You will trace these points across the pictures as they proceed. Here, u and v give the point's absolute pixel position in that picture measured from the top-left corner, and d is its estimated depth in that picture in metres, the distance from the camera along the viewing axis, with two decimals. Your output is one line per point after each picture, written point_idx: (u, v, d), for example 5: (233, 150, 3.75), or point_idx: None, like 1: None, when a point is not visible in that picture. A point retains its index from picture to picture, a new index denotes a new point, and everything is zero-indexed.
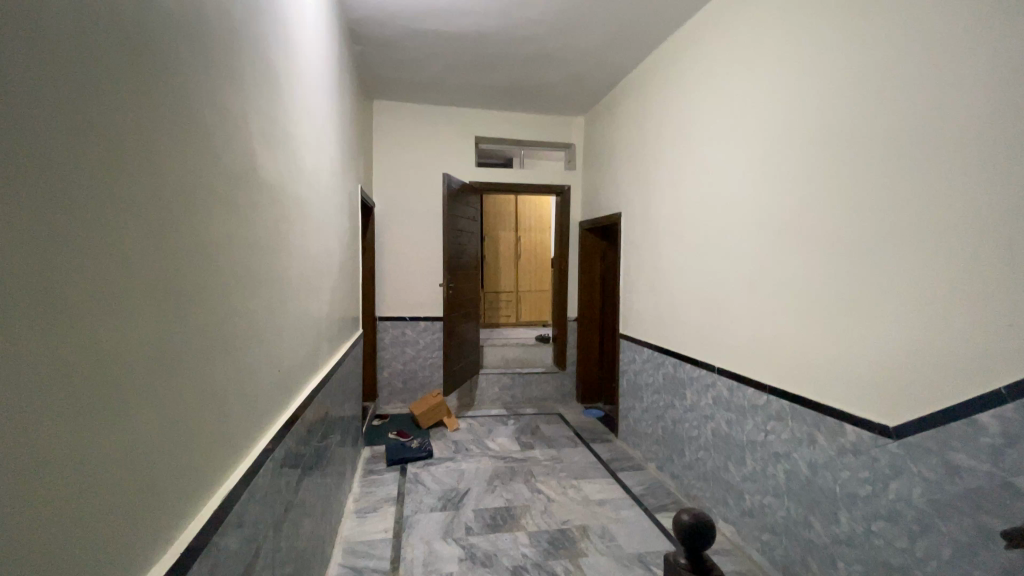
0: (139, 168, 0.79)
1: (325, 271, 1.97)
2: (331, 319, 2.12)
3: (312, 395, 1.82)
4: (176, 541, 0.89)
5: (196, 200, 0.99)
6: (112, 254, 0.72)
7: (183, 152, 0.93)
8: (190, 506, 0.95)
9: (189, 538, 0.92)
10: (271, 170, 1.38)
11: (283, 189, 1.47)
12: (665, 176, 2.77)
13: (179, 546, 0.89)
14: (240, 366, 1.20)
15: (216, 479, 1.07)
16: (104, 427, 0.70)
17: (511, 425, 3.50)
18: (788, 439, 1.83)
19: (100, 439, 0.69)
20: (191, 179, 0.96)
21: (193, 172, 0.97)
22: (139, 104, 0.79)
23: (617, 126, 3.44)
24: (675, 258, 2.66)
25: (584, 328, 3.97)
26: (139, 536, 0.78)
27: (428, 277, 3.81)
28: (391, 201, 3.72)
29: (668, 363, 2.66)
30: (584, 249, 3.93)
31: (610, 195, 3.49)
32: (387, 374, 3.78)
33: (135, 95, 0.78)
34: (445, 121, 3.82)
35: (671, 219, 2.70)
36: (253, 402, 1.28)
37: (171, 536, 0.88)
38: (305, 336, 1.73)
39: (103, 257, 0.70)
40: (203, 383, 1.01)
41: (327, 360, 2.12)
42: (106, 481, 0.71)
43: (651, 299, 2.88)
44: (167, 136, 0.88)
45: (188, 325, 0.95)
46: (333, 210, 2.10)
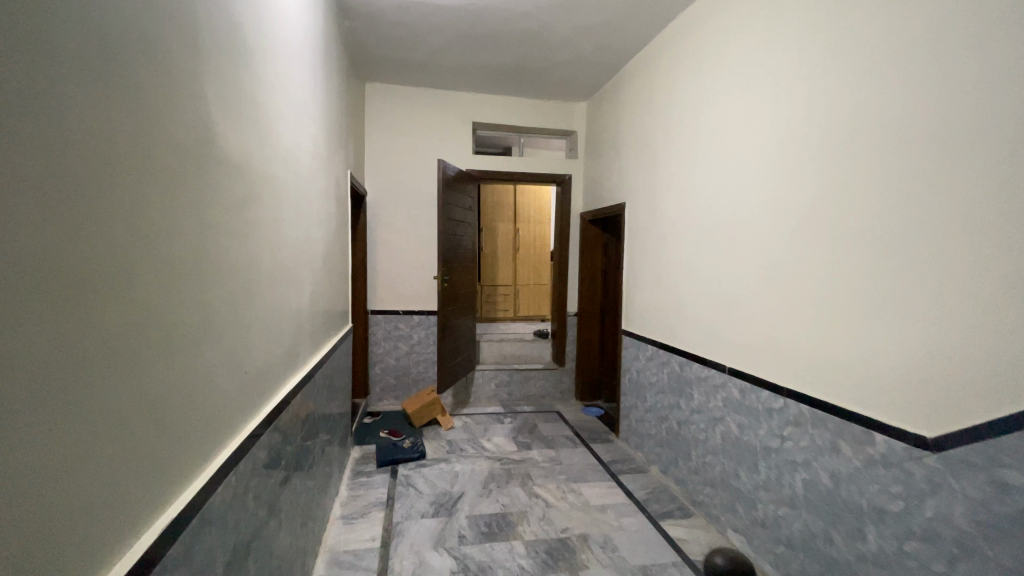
0: (82, 122, 0.66)
1: (307, 261, 1.81)
2: (314, 313, 1.96)
3: (292, 395, 1.67)
4: (122, 557, 0.77)
5: (152, 172, 0.84)
6: (50, 231, 0.60)
7: (138, 112, 0.79)
8: (138, 524, 0.81)
9: (137, 554, 0.79)
10: (240, 144, 1.22)
11: (254, 167, 1.31)
12: (674, 164, 2.61)
13: (124, 562, 0.76)
14: (203, 361, 1.06)
15: (171, 494, 0.92)
16: (41, 440, 0.60)
17: (508, 423, 3.36)
18: (808, 447, 1.70)
19: (35, 453, 0.59)
20: (146, 145, 0.82)
21: (146, 137, 0.82)
22: (79, 45, 0.66)
23: (621, 112, 3.28)
24: (683, 250, 2.50)
25: (585, 323, 3.82)
26: (78, 555, 0.66)
27: (422, 269, 3.65)
28: (384, 189, 3.56)
29: (674, 361, 2.51)
30: (585, 241, 3.78)
31: (613, 184, 3.33)
32: (379, 370, 3.63)
33: (74, 34, 0.65)
34: (441, 105, 3.65)
35: (680, 209, 2.55)
36: (218, 402, 1.14)
37: (116, 552, 0.75)
38: (282, 332, 1.57)
39: (35, 233, 0.58)
40: (162, 378, 0.88)
41: (310, 356, 1.96)
42: (24, 519, 0.57)
43: (657, 294, 2.73)
44: (118, 89, 0.75)
45: (145, 321, 0.82)
46: (316, 194, 1.93)
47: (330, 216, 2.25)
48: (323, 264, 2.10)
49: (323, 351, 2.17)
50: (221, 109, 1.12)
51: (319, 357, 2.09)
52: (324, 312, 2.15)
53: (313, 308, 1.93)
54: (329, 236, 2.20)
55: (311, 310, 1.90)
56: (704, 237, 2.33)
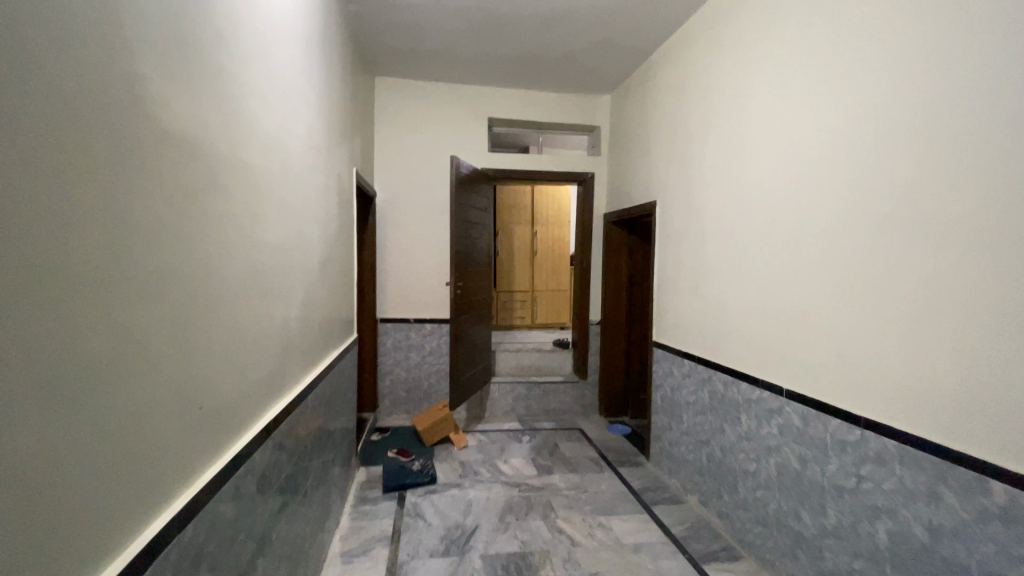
0: None
1: (298, 266, 1.57)
2: (308, 325, 1.71)
3: (280, 424, 1.42)
4: None
5: (53, 140, 0.62)
6: None
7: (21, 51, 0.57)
8: None
9: None
10: (200, 115, 0.97)
11: (221, 146, 1.06)
12: (714, 156, 2.32)
13: None
14: (148, 392, 0.82)
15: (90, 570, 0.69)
16: None
17: (526, 442, 3.09)
18: (897, 491, 1.40)
19: None
20: (40, 102, 0.60)
21: (40, 88, 0.60)
22: None
23: (651, 102, 3.00)
24: (727, 253, 2.21)
25: (609, 333, 3.53)
26: None
27: (434, 274, 3.41)
28: (394, 189, 3.33)
29: (717, 379, 2.21)
30: (609, 244, 3.50)
31: (642, 182, 3.05)
32: (389, 382, 3.39)
33: None
34: (454, 100, 3.41)
35: (722, 206, 2.26)
36: (176, 438, 0.90)
37: None
38: (264, 350, 1.32)
39: None
40: (67, 421, 0.65)
41: (305, 374, 1.71)
42: None
43: (695, 302, 2.44)
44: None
45: (32, 349, 0.59)
46: (310, 191, 1.69)
47: (331, 216, 2.02)
48: (320, 268, 1.86)
49: (322, 365, 1.93)
50: (170, 67, 0.87)
51: (317, 372, 1.85)
52: (322, 322, 1.91)
53: (307, 320, 1.69)
54: (327, 238, 1.97)
55: (304, 322, 1.65)
56: (751, 238, 2.04)
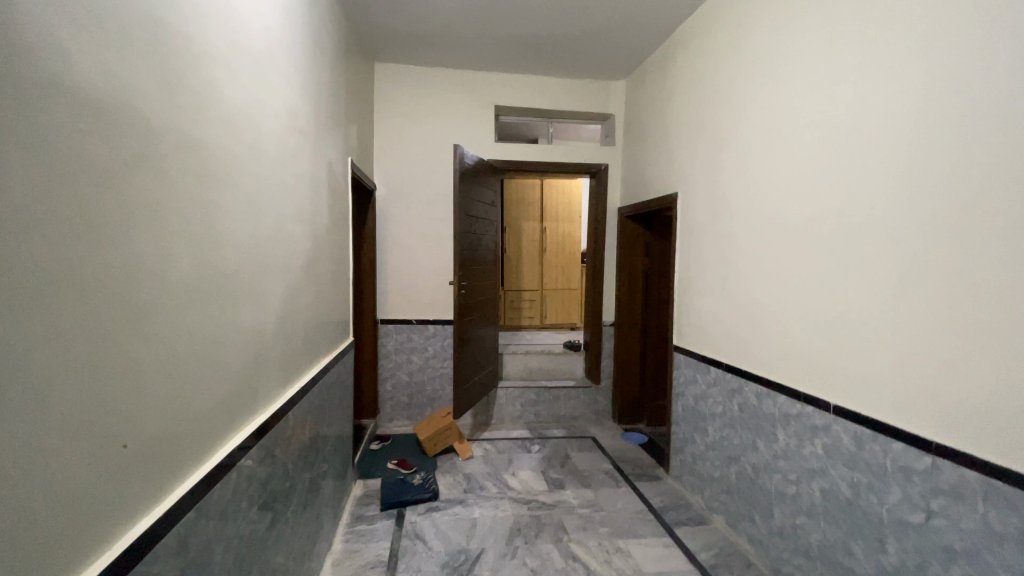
0: None
1: (275, 264, 1.36)
2: (290, 331, 1.51)
3: (253, 448, 1.21)
4: None
5: None
6: None
7: None
8: None
9: None
10: (125, 75, 0.76)
11: (159, 118, 0.85)
12: (743, 142, 2.09)
13: None
14: (54, 432, 0.63)
15: None
16: None
17: (535, 452, 2.88)
18: (981, 533, 1.17)
19: None
20: None
21: None
22: None
23: (671, 86, 2.77)
24: (758, 249, 1.98)
25: (623, 335, 3.31)
26: None
27: (438, 272, 3.20)
28: (394, 183, 3.13)
29: (749, 390, 1.99)
30: (624, 240, 3.27)
31: (660, 173, 2.83)
32: (390, 387, 3.20)
33: None
34: (458, 87, 3.20)
35: (752, 198, 2.03)
36: (99, 485, 0.71)
37: None
38: (229, 363, 1.12)
39: None
40: None
41: (288, 386, 1.51)
42: None
43: (722, 304, 2.21)
44: None
45: None
46: (291, 181, 1.49)
47: (319, 209, 1.82)
48: (306, 267, 1.66)
49: (312, 374, 1.74)
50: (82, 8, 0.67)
51: (305, 381, 1.65)
52: (309, 327, 1.71)
53: (288, 325, 1.48)
54: (315, 234, 1.76)
55: (284, 328, 1.45)
56: (788, 232, 1.81)
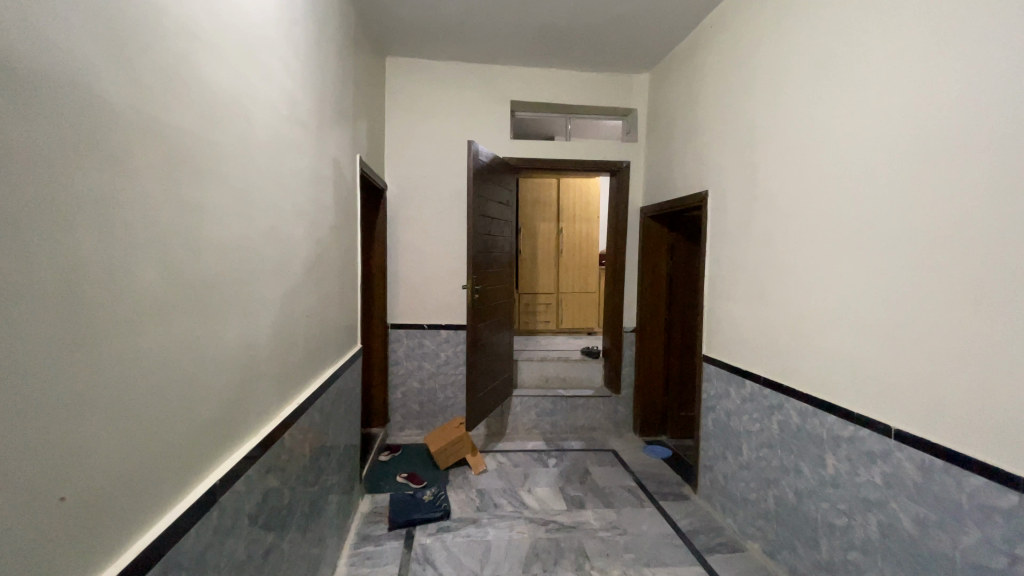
0: None
1: (270, 269, 1.23)
2: (290, 342, 1.38)
3: (242, 478, 1.07)
4: None
5: None
6: None
7: None
8: None
9: None
10: (64, 37, 0.61)
11: (114, 95, 0.70)
12: (785, 135, 1.91)
13: None
14: None
15: None
16: None
17: (553, 467, 2.72)
18: None
19: None
20: None
21: None
22: None
23: (700, 78, 2.59)
24: (801, 253, 1.80)
25: (645, 342, 3.14)
26: None
27: (451, 275, 3.06)
28: (406, 182, 3.00)
29: (791, 408, 1.80)
30: (647, 242, 3.10)
31: (688, 170, 2.65)
32: (400, 395, 3.07)
33: None
34: (472, 81, 3.05)
35: (795, 196, 1.85)
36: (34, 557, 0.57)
37: None
38: (211, 383, 0.97)
39: None
40: None
41: (288, 402, 1.37)
42: None
43: (758, 312, 2.03)
44: None
45: None
46: (290, 177, 1.35)
47: (324, 209, 1.69)
48: (308, 271, 1.53)
49: (316, 387, 1.60)
50: None
51: (308, 395, 1.51)
52: (312, 336, 1.58)
53: (286, 336, 1.35)
54: (318, 235, 1.63)
55: (281, 339, 1.31)
56: (837, 235, 1.63)
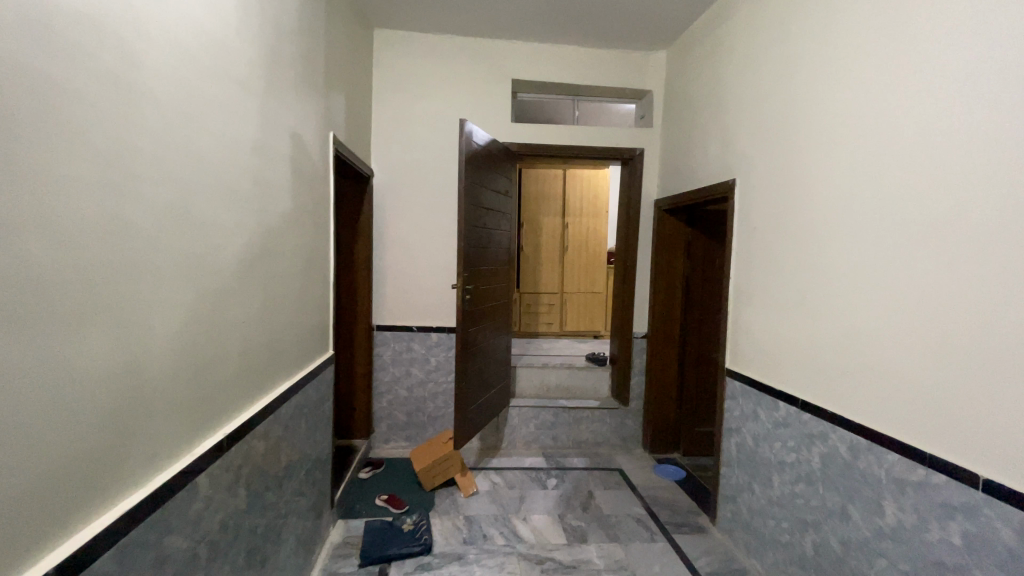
0: None
1: (168, 262, 0.93)
2: (212, 356, 1.08)
3: (112, 548, 0.78)
4: None
5: None
6: None
7: None
8: None
9: None
10: None
11: None
12: (829, 110, 1.59)
13: None
14: None
15: None
16: None
17: (553, 489, 2.42)
18: None
19: None
20: None
21: None
22: None
23: (724, 51, 2.27)
24: (849, 252, 1.49)
25: (657, 350, 2.83)
26: None
27: (443, 272, 2.77)
28: (394, 169, 2.70)
29: (838, 439, 1.49)
30: (661, 238, 2.79)
31: (711, 158, 2.33)
32: (386, 404, 2.78)
33: None
34: (470, 57, 2.74)
35: (841, 183, 1.53)
36: None
37: None
38: (48, 425, 0.68)
39: None
40: None
41: (210, 433, 1.08)
42: None
43: (795, 322, 1.72)
44: None
45: None
46: (209, 145, 1.05)
47: (274, 191, 1.40)
48: (246, 267, 1.24)
49: (261, 407, 1.31)
50: None
51: (246, 418, 1.22)
52: (254, 346, 1.28)
53: (204, 350, 1.05)
54: (264, 221, 1.34)
55: (193, 354, 1.01)
56: (900, 230, 1.31)
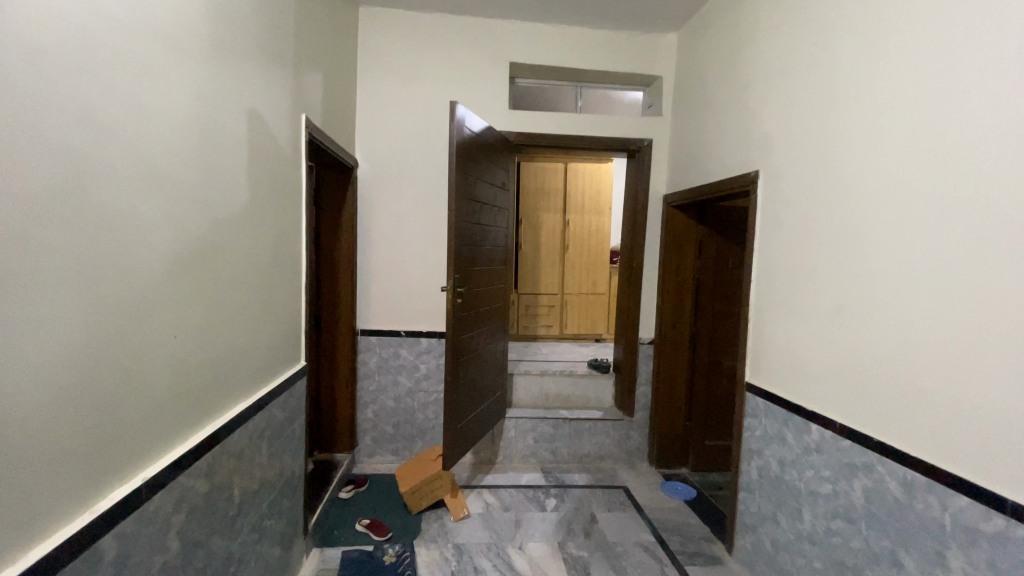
0: None
1: (44, 269, 0.71)
2: (122, 386, 0.87)
3: None
4: None
5: None
6: None
7: None
8: None
9: None
10: None
11: None
12: (872, 89, 1.37)
13: None
14: None
15: None
16: None
17: (553, 511, 2.21)
18: None
19: None
20: None
21: None
22: None
23: (742, 29, 2.05)
24: (898, 254, 1.27)
25: (665, 357, 2.62)
26: None
27: (433, 272, 2.55)
28: (380, 159, 2.48)
29: (886, 472, 1.28)
30: (670, 237, 2.58)
31: (728, 149, 2.12)
32: (372, 415, 2.57)
33: None
34: (463, 37, 2.51)
35: (888, 174, 1.31)
36: None
37: None
38: None
39: None
40: None
41: (116, 483, 0.85)
42: None
43: (827, 334, 1.51)
44: None
45: None
46: (114, 119, 0.83)
47: (222, 179, 1.18)
48: (180, 272, 1.02)
49: (202, 438, 1.09)
50: None
51: (175, 458, 1.00)
52: (189, 368, 1.06)
53: (109, 380, 0.84)
54: (208, 215, 1.12)
55: (87, 388, 0.79)
56: (969, 230, 1.09)
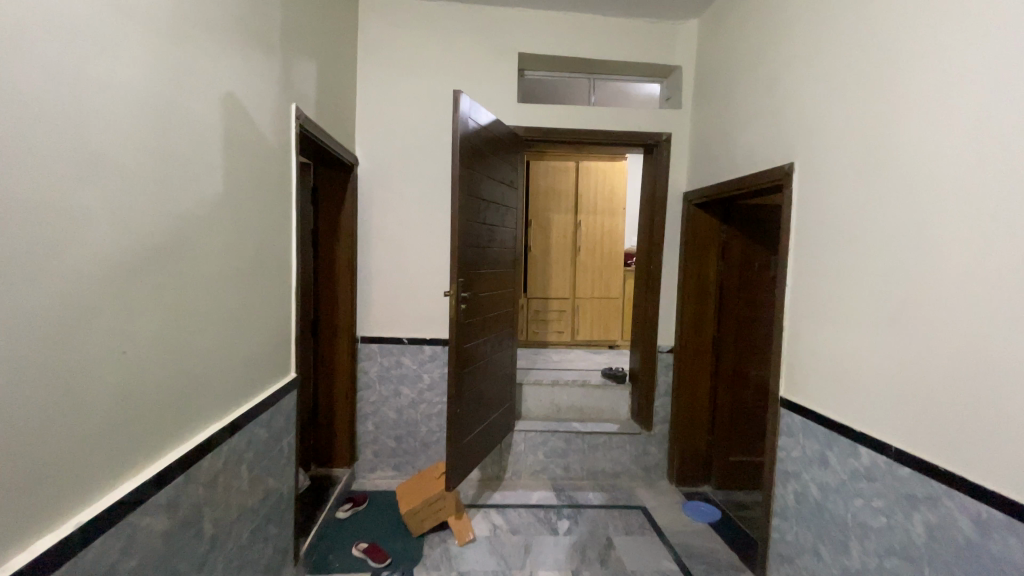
0: None
1: None
2: (54, 411, 0.72)
3: None
4: None
5: None
6: None
7: None
8: None
9: None
10: None
11: None
12: (930, 65, 1.19)
13: None
14: None
15: None
16: None
17: (565, 535, 2.04)
18: None
19: None
20: None
21: None
22: None
23: (770, 10, 1.88)
24: (966, 254, 1.09)
25: (686, 368, 2.44)
26: None
27: (438, 276, 2.41)
28: (382, 156, 2.34)
29: (955, 507, 1.10)
30: (691, 238, 2.40)
31: (756, 141, 1.94)
32: (372, 428, 2.42)
33: None
34: (469, 27, 2.37)
35: (952, 161, 1.13)
36: None
37: None
38: None
39: None
40: None
41: (43, 529, 0.71)
42: None
43: (876, 346, 1.33)
44: None
45: None
46: (41, 93, 0.69)
47: (189, 169, 1.04)
48: (134, 275, 0.88)
49: (160, 469, 0.94)
50: None
51: (122, 496, 0.85)
52: (145, 386, 0.92)
53: (36, 405, 0.69)
54: (171, 210, 0.98)
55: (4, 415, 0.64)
56: None
